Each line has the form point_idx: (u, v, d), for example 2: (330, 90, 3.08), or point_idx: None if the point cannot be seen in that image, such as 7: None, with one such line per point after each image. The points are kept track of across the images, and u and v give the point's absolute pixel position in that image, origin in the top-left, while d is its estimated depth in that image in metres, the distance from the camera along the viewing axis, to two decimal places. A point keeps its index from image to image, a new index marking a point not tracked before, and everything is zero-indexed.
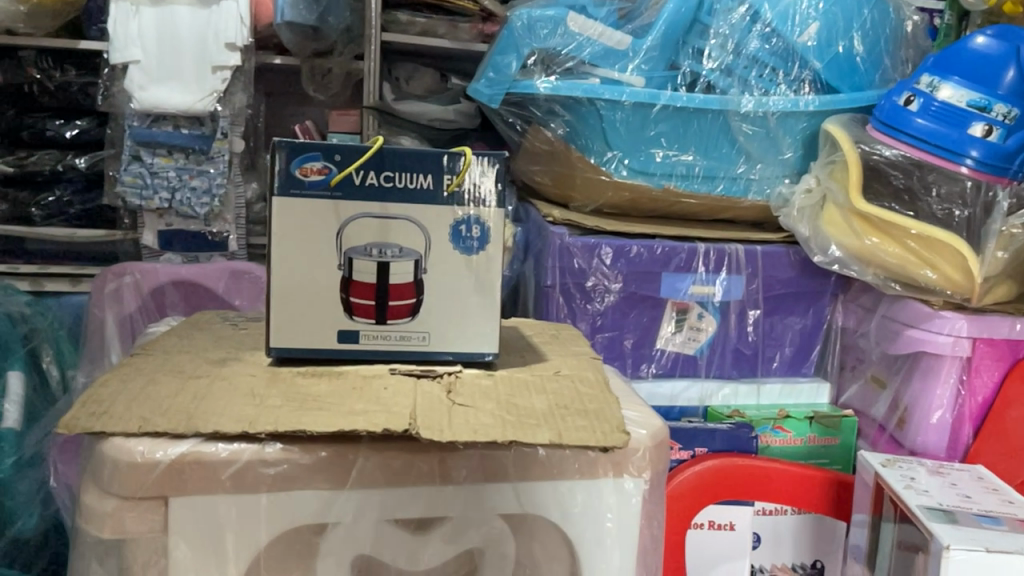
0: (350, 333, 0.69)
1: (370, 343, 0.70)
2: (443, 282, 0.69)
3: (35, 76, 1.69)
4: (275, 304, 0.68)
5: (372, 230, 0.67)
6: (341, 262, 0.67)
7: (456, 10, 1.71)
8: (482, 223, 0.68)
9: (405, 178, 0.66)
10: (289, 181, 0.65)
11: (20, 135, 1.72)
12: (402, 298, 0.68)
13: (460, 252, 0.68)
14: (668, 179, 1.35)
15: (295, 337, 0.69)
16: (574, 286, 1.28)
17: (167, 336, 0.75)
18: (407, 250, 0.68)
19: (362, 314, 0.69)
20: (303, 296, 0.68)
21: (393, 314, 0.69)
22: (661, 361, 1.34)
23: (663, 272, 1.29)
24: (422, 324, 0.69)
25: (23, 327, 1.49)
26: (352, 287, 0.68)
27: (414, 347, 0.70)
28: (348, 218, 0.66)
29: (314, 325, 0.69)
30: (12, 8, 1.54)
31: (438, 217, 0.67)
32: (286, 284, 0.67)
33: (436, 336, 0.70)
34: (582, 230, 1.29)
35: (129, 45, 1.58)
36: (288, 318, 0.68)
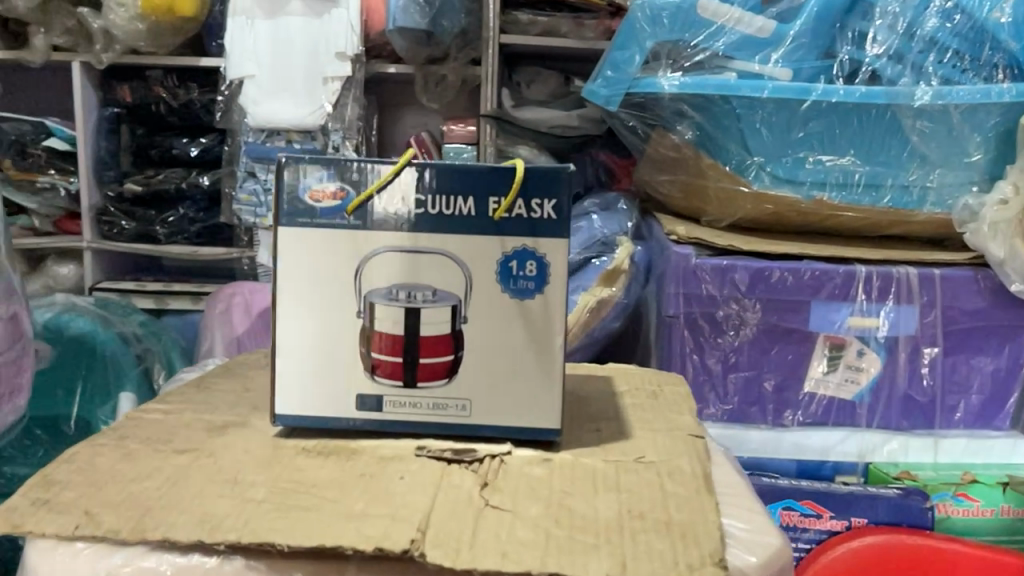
0: (372, 400, 0.54)
1: (396, 412, 0.55)
2: (490, 334, 0.53)
3: (161, 95, 1.69)
4: (283, 361, 0.54)
5: (394, 269, 0.52)
6: (360, 308, 0.53)
7: (580, 6, 1.55)
8: (540, 257, 0.52)
9: (440, 201, 0.51)
10: (295, 208, 0.52)
11: (150, 153, 1.71)
12: (436, 355, 0.53)
13: (511, 296, 0.53)
14: (821, 189, 1.13)
15: (304, 401, 0.55)
16: (701, 317, 1.09)
17: (187, 387, 0.64)
18: (443, 292, 0.52)
19: (386, 375, 0.54)
20: (313, 352, 0.54)
21: (427, 375, 0.54)
22: (810, 407, 1.12)
23: (813, 301, 1.08)
24: (463, 388, 0.54)
25: (137, 347, 1.46)
26: (374, 341, 0.53)
27: (452, 418, 0.54)
28: (368, 253, 0.52)
29: (330, 388, 0.54)
30: (133, 26, 1.54)
31: (482, 249, 0.52)
32: (293, 334, 0.54)
33: (480, 406, 0.54)
34: (712, 252, 1.10)
35: (244, 59, 1.54)
36: (294, 379, 0.54)
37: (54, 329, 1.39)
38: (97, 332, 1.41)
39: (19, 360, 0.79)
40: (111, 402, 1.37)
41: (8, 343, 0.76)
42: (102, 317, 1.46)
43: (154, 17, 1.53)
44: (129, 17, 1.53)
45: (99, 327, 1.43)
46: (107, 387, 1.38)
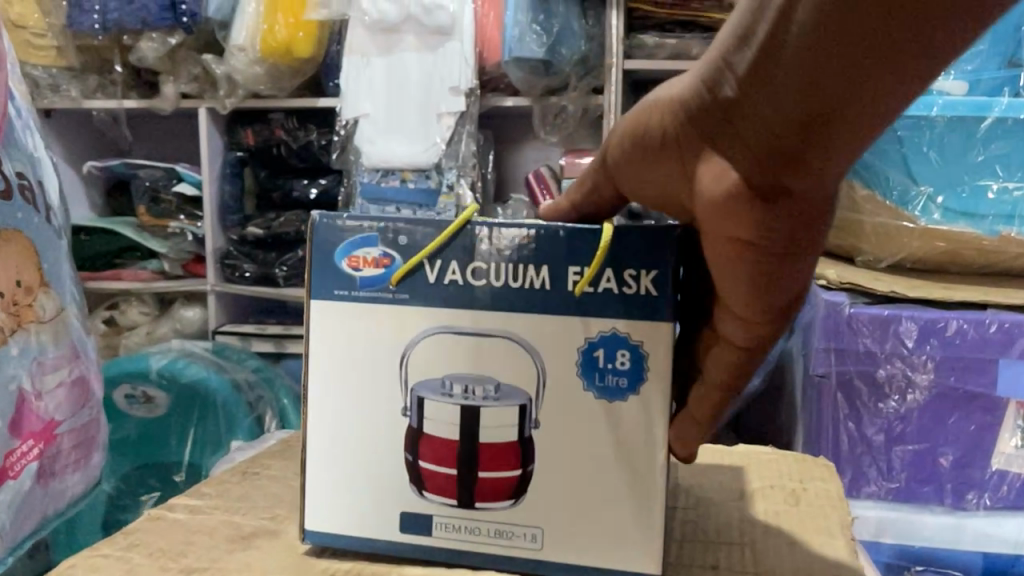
0: (420, 521, 0.49)
1: (445, 539, 0.49)
2: (566, 447, 0.47)
3: (282, 137, 1.66)
4: (318, 459, 0.50)
5: (449, 355, 0.48)
6: (407, 405, 0.49)
7: (713, 25, 1.42)
8: (632, 347, 0.46)
9: (505, 273, 0.47)
10: (333, 280, 0.49)
11: (272, 196, 1.69)
12: (501, 468, 0.48)
13: (598, 396, 0.46)
14: (1007, 223, 0.95)
15: (342, 519, 0.50)
16: (858, 377, 0.93)
17: (232, 474, 0.56)
18: (508, 390, 0.47)
19: (437, 490, 0.49)
20: (364, 461, 0.50)
21: (488, 492, 0.48)
22: (999, 489, 0.91)
23: (1001, 360, 0.88)
24: (535, 514, 0.48)
25: (249, 394, 1.42)
26: (423, 448, 0.49)
27: (519, 548, 0.48)
28: (420, 337, 0.48)
29: (368, 497, 0.50)
30: (252, 70, 1.54)
31: (561, 340, 0.47)
32: (335, 437, 0.50)
33: (553, 535, 0.47)
34: (870, 299, 0.93)
35: (361, 98, 1.50)
36: (336, 492, 0.50)
37: (168, 376, 1.34)
38: (211, 379, 1.36)
39: (89, 424, 0.73)
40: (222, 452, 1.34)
41: (75, 410, 0.70)
42: (216, 364, 1.44)
43: (272, 60, 1.52)
44: (250, 61, 1.52)
45: (213, 373, 1.38)
46: (219, 437, 1.35)
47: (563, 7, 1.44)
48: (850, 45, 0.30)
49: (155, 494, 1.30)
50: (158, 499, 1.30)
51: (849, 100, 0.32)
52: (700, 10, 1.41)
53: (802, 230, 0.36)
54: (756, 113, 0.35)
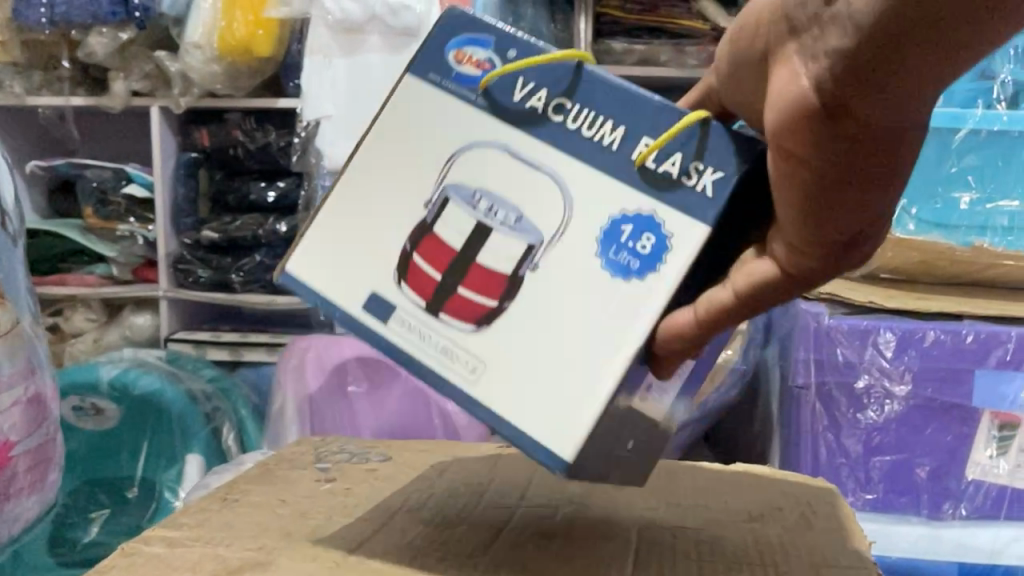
0: (383, 306, 0.51)
1: (392, 332, 0.51)
2: (555, 296, 0.49)
3: (239, 138, 1.60)
4: (339, 207, 0.53)
5: (493, 170, 0.51)
6: (430, 199, 0.52)
7: (681, 32, 1.42)
8: (661, 233, 0.48)
9: (580, 116, 0.49)
10: (433, 64, 0.52)
11: (227, 199, 1.62)
12: (485, 294, 0.50)
13: (605, 264, 0.48)
14: (979, 234, 0.96)
15: (320, 265, 0.53)
16: (836, 387, 0.92)
17: (209, 501, 0.52)
18: (526, 225, 0.50)
19: (412, 287, 0.51)
20: (362, 236, 0.53)
21: (460, 307, 0.50)
22: (976, 498, 0.91)
23: (977, 370, 0.89)
24: (492, 351, 0.49)
25: (206, 406, 1.34)
26: (413, 269, 0.51)
27: (457, 377, 0.50)
28: (464, 150, 0.51)
29: (351, 263, 0.53)
30: (209, 69, 1.48)
31: (600, 177, 0.49)
32: (355, 205, 0.53)
33: (492, 375, 0.49)
34: (848, 309, 0.93)
35: (322, 99, 1.46)
36: (332, 238, 0.53)
37: (120, 387, 1.26)
38: (166, 390, 1.28)
39: (46, 445, 0.68)
40: (174, 466, 1.28)
41: (29, 430, 0.65)
42: (170, 374, 1.36)
43: (231, 58, 1.47)
44: (206, 60, 1.46)
45: (168, 383, 1.29)
46: (172, 451, 1.29)
47: (532, 11, 1.43)
48: (883, 49, 0.29)
49: (103, 510, 1.24)
50: (107, 516, 1.24)
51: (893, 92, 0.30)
52: (668, 17, 1.40)
53: (838, 189, 0.35)
54: (791, 81, 0.34)
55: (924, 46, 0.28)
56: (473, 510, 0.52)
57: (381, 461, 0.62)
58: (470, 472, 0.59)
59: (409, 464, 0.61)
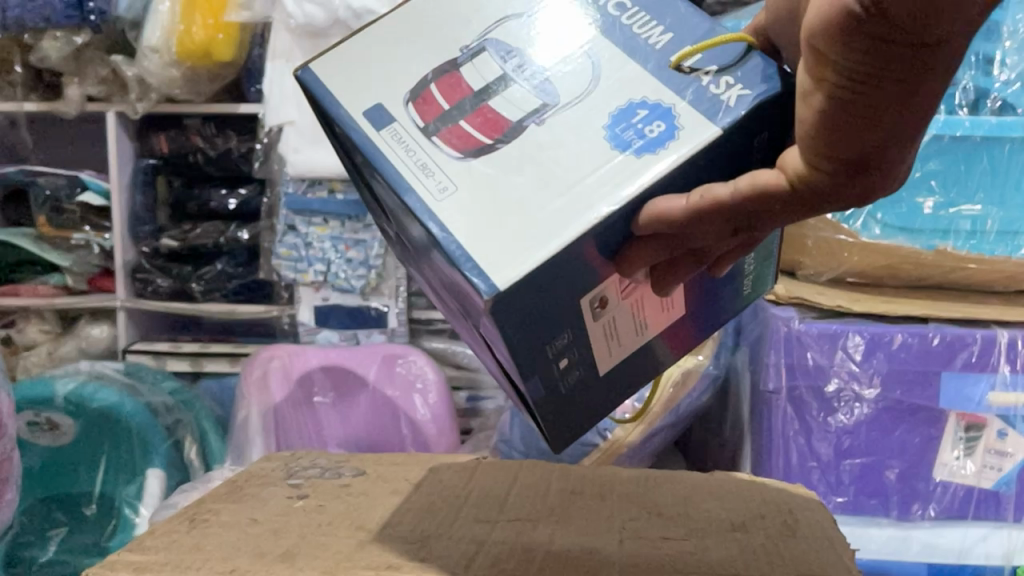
0: (382, 119, 0.49)
1: (376, 136, 0.48)
2: (555, 139, 0.47)
3: (199, 144, 1.56)
4: (379, 32, 0.53)
5: (534, 42, 0.50)
6: (468, 50, 0.51)
7: None
8: (673, 125, 0.46)
9: (632, 13, 0.51)
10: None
11: (187, 206, 1.58)
12: (481, 134, 0.48)
13: (611, 134, 0.46)
14: (943, 238, 0.95)
15: (341, 64, 0.52)
16: (807, 391, 0.93)
17: (177, 523, 0.50)
18: (548, 86, 0.49)
19: (418, 109, 0.49)
20: (386, 59, 0.51)
21: (453, 138, 0.48)
22: (944, 500, 0.93)
23: (943, 373, 0.90)
24: (476, 173, 0.46)
25: (166, 418, 1.31)
26: (426, 95, 0.49)
27: (423, 186, 0.46)
28: (511, 23, 0.51)
29: (366, 76, 0.51)
30: (167, 73, 1.44)
31: (636, 54, 0.49)
32: (391, 40, 0.52)
33: (462, 191, 0.45)
34: (818, 314, 0.93)
35: (284, 104, 1.44)
36: (358, 52, 0.52)
37: (76, 402, 1.21)
38: (124, 404, 1.22)
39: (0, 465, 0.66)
40: (135, 482, 1.23)
41: None
42: (130, 388, 1.31)
43: (189, 62, 1.43)
44: (163, 64, 1.43)
45: (127, 396, 1.24)
46: (132, 465, 1.25)
47: None
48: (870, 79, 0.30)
49: (62, 528, 1.22)
50: (66, 533, 1.22)
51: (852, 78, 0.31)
52: None
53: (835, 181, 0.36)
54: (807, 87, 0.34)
55: (874, 37, 0.29)
56: (453, 524, 0.51)
57: (354, 476, 0.60)
58: (446, 485, 0.58)
59: (383, 479, 0.59)
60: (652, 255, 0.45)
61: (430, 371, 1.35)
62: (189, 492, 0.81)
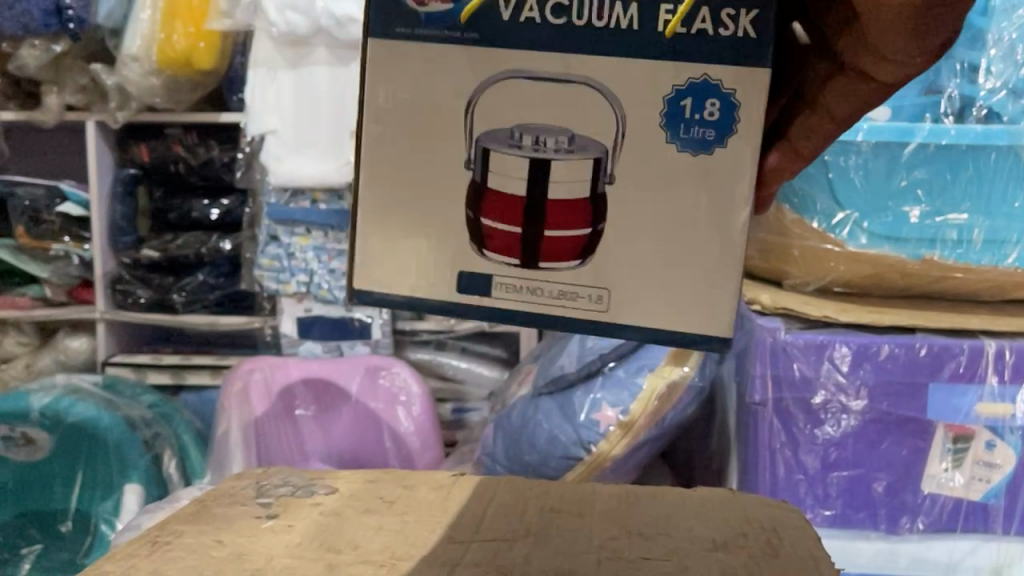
0: (479, 283, 0.47)
1: (504, 299, 0.47)
2: (646, 234, 0.44)
3: (180, 154, 1.54)
4: (378, 212, 0.47)
5: (514, 106, 0.44)
6: (471, 158, 0.45)
7: None
8: (724, 100, 0.43)
9: (583, 8, 0.42)
10: (392, 11, 0.45)
11: (168, 216, 1.55)
12: (569, 227, 0.45)
13: (688, 147, 0.43)
14: (930, 247, 0.94)
15: (394, 263, 0.48)
16: (793, 403, 0.92)
17: (140, 545, 0.48)
18: (585, 143, 0.44)
19: (496, 250, 0.46)
20: (427, 232, 0.47)
21: (552, 255, 0.46)
22: (932, 512, 0.92)
23: (929, 384, 0.89)
24: (608, 274, 0.45)
25: (147, 432, 1.25)
26: (488, 232, 0.46)
27: (580, 310, 0.46)
28: (473, 93, 0.45)
29: (435, 262, 0.47)
30: (147, 82, 1.42)
31: (646, 81, 0.43)
32: (396, 199, 0.47)
33: (622, 298, 0.45)
34: (804, 324, 0.93)
35: (267, 113, 1.42)
36: (391, 237, 0.48)
37: (52, 415, 1.18)
38: (101, 418, 1.19)
39: None
40: (111, 498, 1.21)
41: None
42: (106, 401, 1.27)
43: (170, 72, 1.42)
44: (144, 72, 1.40)
45: (104, 410, 1.20)
46: (108, 480, 1.22)
47: None
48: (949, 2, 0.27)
49: (36, 545, 1.21)
50: (40, 551, 1.20)
51: (912, 16, 0.28)
52: None
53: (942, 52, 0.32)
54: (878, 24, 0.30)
55: None
56: (427, 545, 0.50)
57: (327, 494, 0.58)
58: (420, 504, 0.56)
59: (356, 498, 0.57)
60: (793, 165, 0.46)
61: (414, 383, 1.32)
62: (155, 513, 0.80)
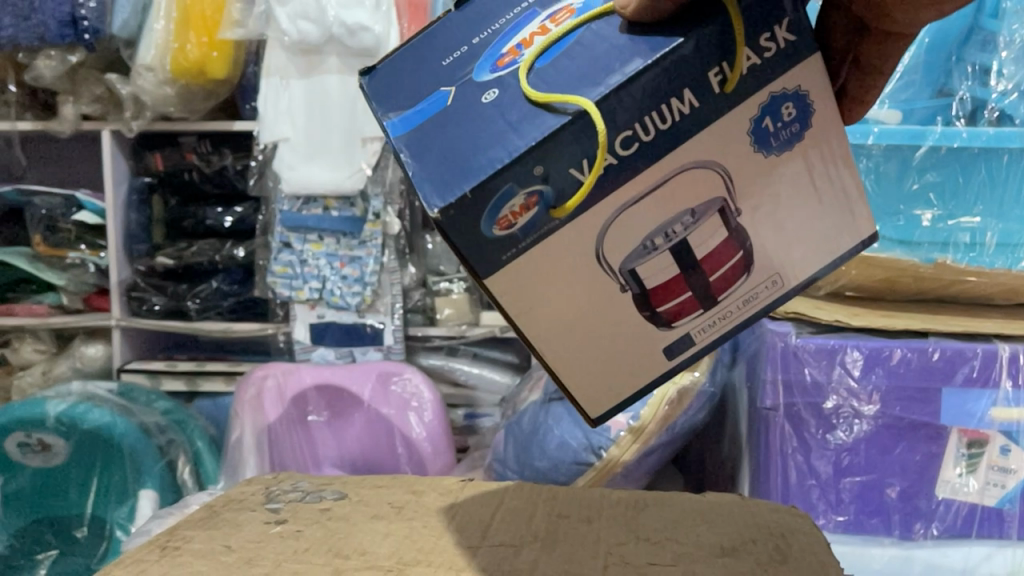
0: (681, 341, 0.44)
1: (709, 336, 0.45)
2: (790, 221, 0.43)
3: (195, 162, 1.56)
4: (576, 363, 0.43)
5: (643, 221, 0.41)
6: (623, 282, 0.42)
7: None
8: (794, 98, 0.41)
9: (647, 122, 0.39)
10: (492, 250, 0.39)
11: (183, 225, 1.57)
12: (721, 260, 0.43)
13: (779, 148, 0.41)
14: (942, 251, 0.94)
15: (611, 385, 0.44)
16: (805, 408, 0.91)
17: (149, 551, 0.48)
18: (705, 207, 0.41)
19: (679, 314, 0.44)
20: (626, 347, 0.43)
21: (722, 283, 0.43)
22: (947, 518, 0.91)
23: (943, 389, 0.88)
24: (769, 265, 0.43)
25: (160, 438, 1.27)
26: (666, 312, 0.43)
27: (772, 297, 0.44)
28: (598, 242, 0.41)
29: (647, 360, 0.44)
30: (161, 91, 1.43)
31: (719, 146, 0.40)
32: (578, 347, 0.43)
33: (794, 267, 0.44)
34: (816, 329, 0.92)
35: (279, 121, 1.43)
36: (596, 378, 0.44)
37: (68, 421, 1.19)
38: (116, 424, 1.19)
39: None
40: (126, 504, 1.22)
41: None
42: (120, 408, 1.28)
43: (184, 81, 1.43)
44: (158, 82, 1.42)
45: (119, 416, 1.21)
46: (123, 485, 1.23)
47: None
48: None
49: (51, 551, 1.22)
50: (56, 556, 1.22)
51: None
52: None
53: None
54: None
55: None
56: (435, 551, 0.50)
57: (336, 499, 0.58)
58: (429, 510, 0.56)
59: (365, 503, 0.58)
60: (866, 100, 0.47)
61: (426, 390, 1.33)
62: (165, 518, 0.80)
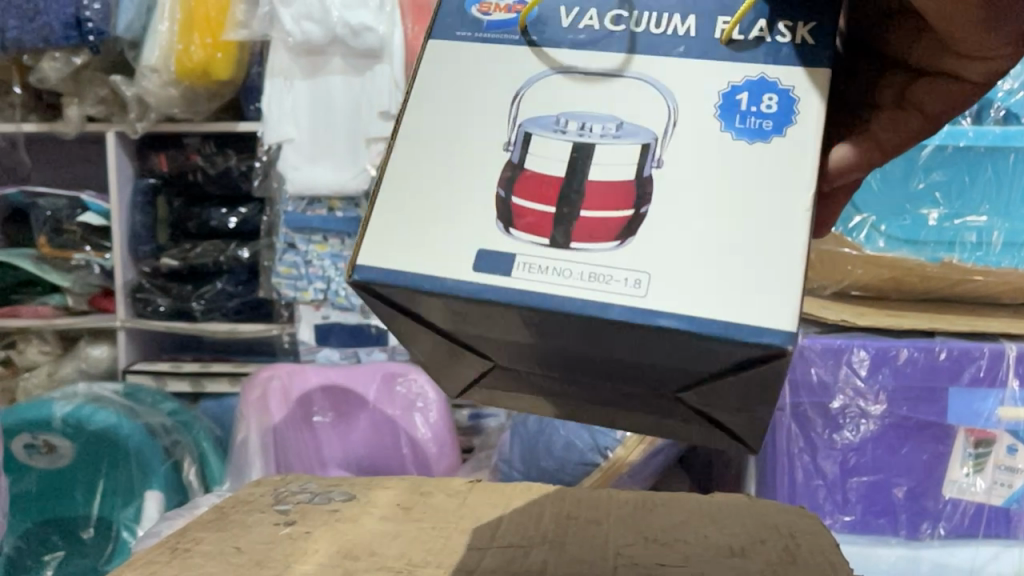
0: (500, 260, 0.38)
1: (521, 287, 0.37)
2: (692, 192, 0.37)
3: (198, 163, 1.56)
4: (400, 190, 0.40)
5: (582, 93, 0.39)
6: (511, 140, 0.40)
7: None
8: (781, 92, 0.38)
9: (643, 18, 0.40)
10: (454, 19, 0.42)
11: (187, 226, 1.57)
12: (611, 204, 0.38)
13: (741, 138, 0.37)
14: (949, 250, 0.93)
15: (392, 239, 0.39)
16: (812, 408, 0.91)
17: (158, 553, 0.48)
18: (633, 129, 0.38)
19: (525, 230, 0.38)
20: (442, 215, 0.39)
21: (589, 232, 0.38)
22: (954, 517, 0.91)
23: (950, 388, 0.88)
24: (647, 254, 0.37)
25: (166, 439, 1.28)
26: (518, 212, 0.38)
27: (615, 295, 0.36)
28: (521, 87, 0.40)
29: (443, 257, 0.38)
30: (165, 92, 1.43)
31: (689, 73, 0.39)
32: (415, 177, 0.40)
33: (668, 278, 0.36)
34: (823, 329, 0.93)
35: (283, 121, 1.43)
36: (396, 216, 0.40)
37: (74, 423, 1.20)
38: (122, 424, 1.21)
39: None
40: (133, 505, 1.22)
41: None
42: (126, 409, 1.28)
43: (189, 82, 1.43)
44: (163, 83, 1.42)
45: (125, 418, 1.23)
46: (130, 487, 1.23)
47: None
48: None
49: (59, 552, 1.20)
50: (63, 557, 1.20)
51: None
52: None
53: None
54: None
55: None
56: (444, 551, 0.50)
57: (344, 501, 0.58)
58: (436, 512, 0.56)
59: (373, 504, 0.58)
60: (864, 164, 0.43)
61: (432, 390, 1.33)
62: (174, 520, 0.80)
